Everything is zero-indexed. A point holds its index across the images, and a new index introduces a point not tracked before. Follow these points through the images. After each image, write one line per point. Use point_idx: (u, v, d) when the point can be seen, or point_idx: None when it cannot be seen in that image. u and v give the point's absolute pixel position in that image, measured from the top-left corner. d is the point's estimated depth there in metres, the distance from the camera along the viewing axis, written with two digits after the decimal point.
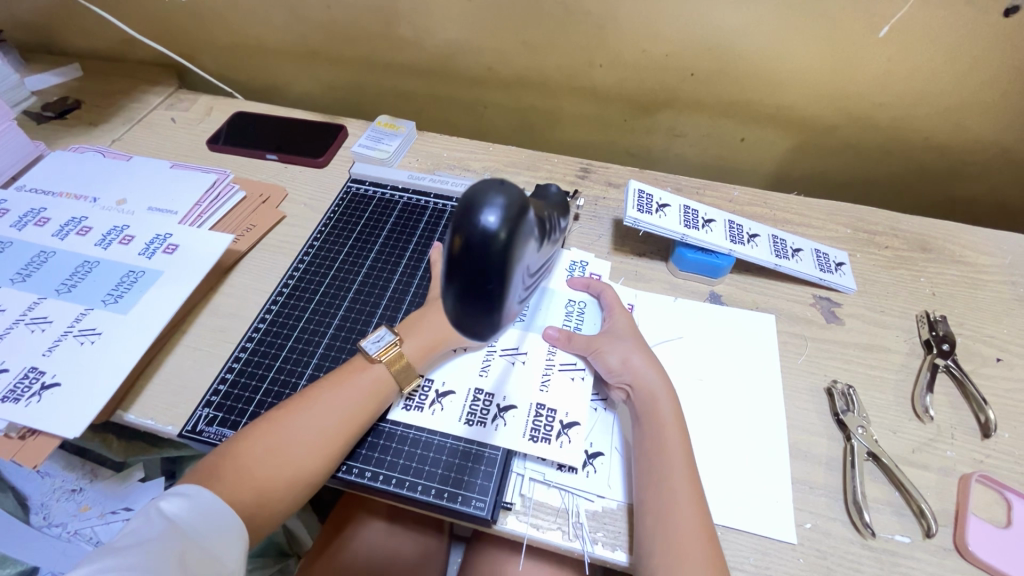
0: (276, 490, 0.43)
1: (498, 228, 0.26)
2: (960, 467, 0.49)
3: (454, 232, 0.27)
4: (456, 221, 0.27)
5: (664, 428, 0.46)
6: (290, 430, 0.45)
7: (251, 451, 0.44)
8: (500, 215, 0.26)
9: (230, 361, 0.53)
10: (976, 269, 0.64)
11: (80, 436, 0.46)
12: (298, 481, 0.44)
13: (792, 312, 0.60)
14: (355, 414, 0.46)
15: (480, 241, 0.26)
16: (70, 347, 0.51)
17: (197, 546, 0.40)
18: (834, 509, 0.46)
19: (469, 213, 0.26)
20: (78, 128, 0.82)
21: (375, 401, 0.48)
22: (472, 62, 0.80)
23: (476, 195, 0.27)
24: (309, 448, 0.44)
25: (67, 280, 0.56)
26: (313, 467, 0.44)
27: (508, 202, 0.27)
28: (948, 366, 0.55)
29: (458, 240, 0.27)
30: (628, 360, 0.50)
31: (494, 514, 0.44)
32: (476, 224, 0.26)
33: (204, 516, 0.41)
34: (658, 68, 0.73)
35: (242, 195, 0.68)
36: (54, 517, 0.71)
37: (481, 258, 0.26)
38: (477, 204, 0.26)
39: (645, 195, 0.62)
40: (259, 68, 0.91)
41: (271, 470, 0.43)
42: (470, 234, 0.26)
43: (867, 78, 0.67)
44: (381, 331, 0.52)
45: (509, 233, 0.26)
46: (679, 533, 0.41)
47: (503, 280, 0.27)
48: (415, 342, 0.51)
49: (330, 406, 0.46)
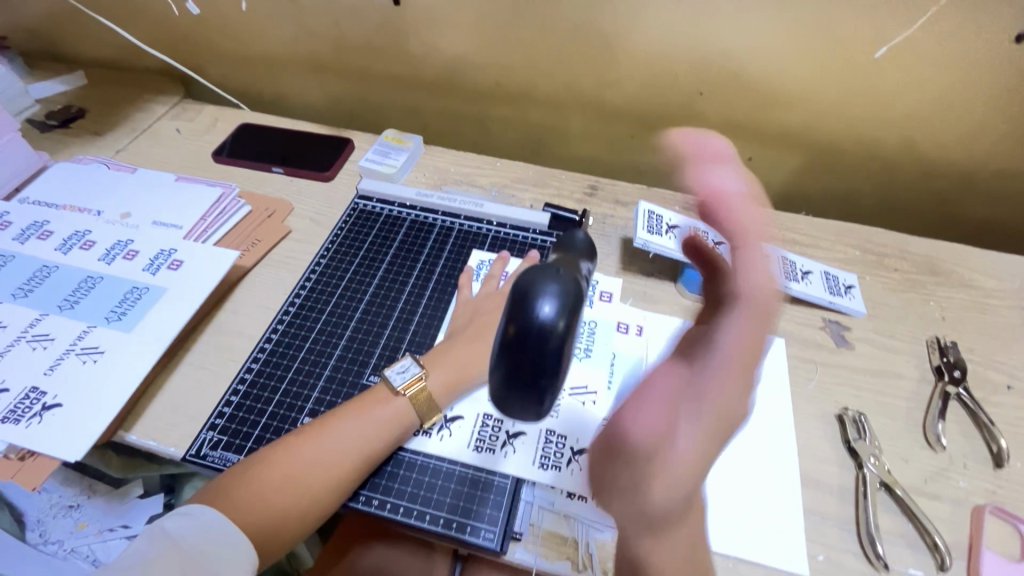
0: (289, 522, 0.43)
1: (555, 319, 0.27)
2: (973, 499, 0.48)
3: (509, 320, 0.28)
4: (510, 309, 0.28)
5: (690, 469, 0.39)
6: (306, 462, 0.44)
7: (266, 480, 0.43)
8: (557, 307, 0.27)
9: (235, 382, 0.52)
10: (985, 293, 0.64)
11: (81, 459, 0.46)
12: (313, 513, 0.43)
13: (801, 336, 0.59)
14: (373, 445, 0.46)
15: (538, 332, 0.27)
16: (72, 365, 0.50)
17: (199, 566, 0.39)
18: (846, 541, 0.46)
19: (526, 302, 0.28)
20: (81, 137, 0.81)
21: (393, 433, 0.47)
22: (480, 77, 0.80)
23: (532, 285, 0.28)
24: (326, 482, 0.43)
25: (70, 296, 0.55)
26: (329, 501, 0.44)
27: (564, 294, 0.28)
28: (959, 394, 0.54)
29: (514, 328, 0.28)
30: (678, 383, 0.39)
31: (503, 544, 0.44)
32: (534, 315, 0.27)
33: (206, 537, 0.40)
34: (667, 86, 0.73)
35: (248, 209, 0.68)
36: (51, 534, 0.69)
37: (537, 349, 0.27)
38: (534, 295, 0.28)
39: (654, 216, 0.62)
40: (265, 79, 0.90)
41: (285, 502, 0.43)
42: (528, 324, 0.27)
43: (876, 100, 0.67)
44: (406, 362, 0.51)
45: (565, 324, 0.27)
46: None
47: (555, 369, 0.28)
48: (440, 374, 0.50)
49: (349, 437, 0.45)
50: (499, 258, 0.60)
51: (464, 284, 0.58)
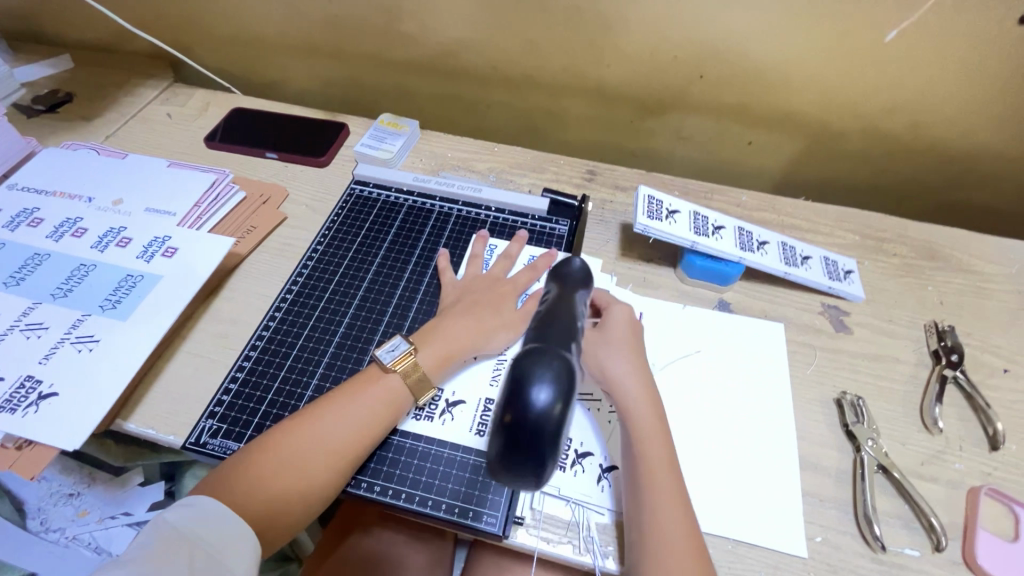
0: (288, 506, 0.43)
1: (551, 405, 0.27)
2: (968, 480, 0.49)
3: (506, 408, 0.28)
4: (507, 397, 0.28)
5: (643, 437, 0.46)
6: (303, 445, 0.44)
7: (263, 465, 0.43)
8: (549, 394, 0.27)
9: (233, 370, 0.52)
10: (983, 277, 0.64)
11: (80, 447, 0.45)
12: (311, 495, 0.43)
13: (800, 321, 0.60)
14: (370, 428, 0.45)
15: (534, 422, 0.27)
16: (67, 355, 0.50)
17: (206, 554, 0.38)
18: (844, 522, 0.46)
19: (519, 393, 0.28)
20: (69, 122, 0.80)
21: (388, 413, 0.46)
22: (477, 60, 0.78)
23: (526, 376, 0.28)
24: (321, 464, 0.43)
25: (63, 284, 0.54)
26: (325, 482, 0.43)
27: (555, 378, 0.28)
28: (957, 377, 0.55)
29: (509, 417, 0.28)
30: (607, 368, 0.49)
31: (505, 529, 0.44)
32: (528, 404, 0.27)
33: (210, 524, 0.39)
34: (666, 70, 0.72)
35: (242, 195, 0.67)
36: (52, 522, 0.69)
37: (533, 436, 0.28)
38: (527, 382, 0.28)
39: (654, 200, 0.61)
40: (257, 62, 0.88)
41: (282, 486, 0.43)
42: (522, 415, 0.27)
43: (879, 84, 0.67)
44: (396, 340, 0.50)
45: (561, 408, 0.28)
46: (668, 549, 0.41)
47: (555, 445, 0.28)
48: (431, 350, 0.49)
49: (343, 417, 0.45)
50: (478, 237, 0.61)
51: (446, 268, 0.58)
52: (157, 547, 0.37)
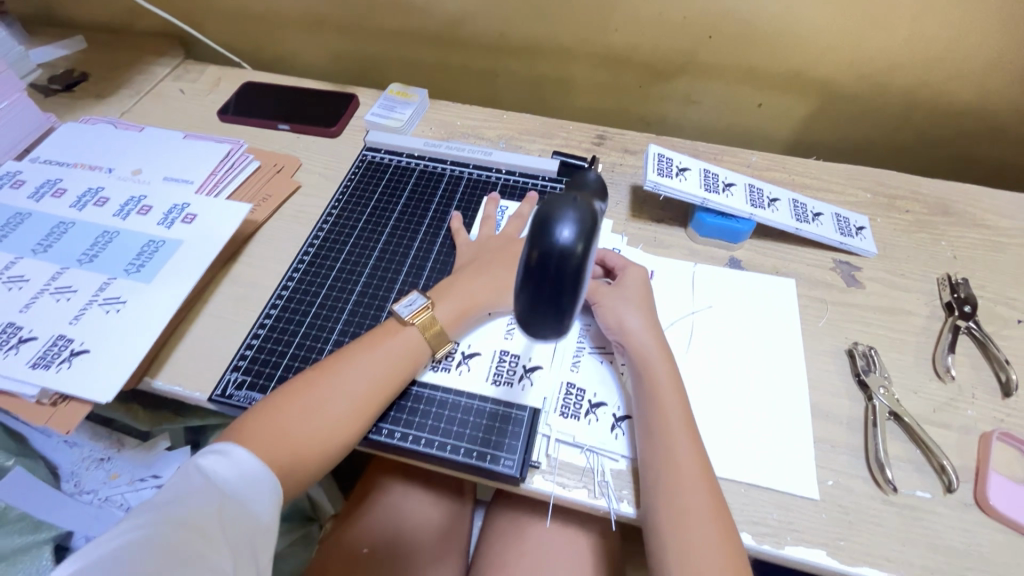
0: (310, 451, 0.44)
1: (575, 242, 0.26)
2: (981, 426, 0.49)
3: (532, 246, 0.27)
4: (533, 236, 0.27)
5: (659, 383, 0.47)
6: (326, 389, 0.46)
7: (288, 410, 0.45)
8: (576, 231, 0.26)
9: (255, 327, 0.54)
10: (997, 232, 0.63)
11: (111, 400, 0.47)
12: (333, 440, 0.45)
13: (812, 276, 0.60)
14: (389, 376, 0.47)
15: (558, 256, 0.26)
16: (96, 315, 0.51)
17: (234, 498, 0.40)
18: (856, 466, 0.47)
19: (546, 229, 0.27)
20: (86, 100, 0.81)
21: (407, 363, 0.48)
22: (484, 28, 0.78)
23: (551, 213, 0.27)
24: (342, 408, 0.45)
25: (89, 250, 0.56)
26: (348, 427, 0.45)
27: (583, 218, 0.27)
28: (970, 327, 0.55)
29: (537, 254, 0.27)
30: (623, 321, 0.50)
31: (522, 472, 0.45)
32: (552, 240, 0.26)
33: (240, 472, 0.41)
34: (675, 31, 0.71)
35: (256, 164, 0.68)
36: (85, 484, 0.72)
37: (558, 272, 0.27)
38: (554, 219, 0.27)
39: (664, 159, 0.61)
40: (266, 37, 0.89)
41: (306, 430, 0.44)
42: (547, 250, 0.26)
43: (892, 38, 0.66)
44: (413, 297, 0.51)
45: (585, 247, 0.27)
46: (682, 488, 0.42)
47: (577, 287, 0.28)
48: (446, 306, 0.50)
49: (364, 366, 0.47)
50: (491, 199, 0.61)
51: (460, 229, 0.59)
52: (188, 490, 0.38)
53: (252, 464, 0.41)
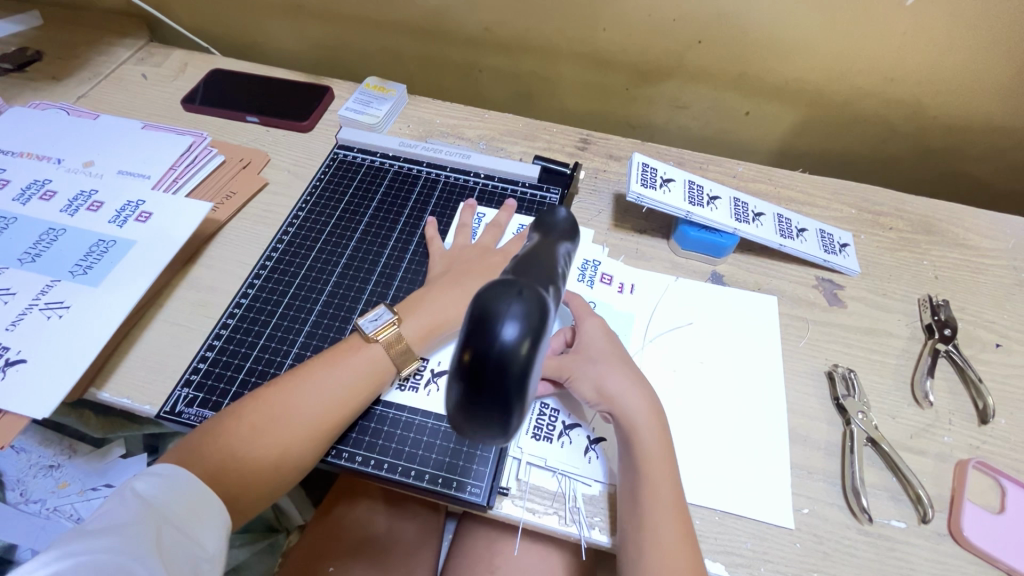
0: (260, 474, 0.41)
1: (519, 341, 0.24)
2: (957, 454, 0.49)
3: (467, 344, 0.25)
4: (472, 331, 0.25)
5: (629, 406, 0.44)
6: (277, 410, 0.43)
7: (236, 430, 0.42)
8: (519, 330, 0.24)
9: (211, 338, 0.50)
10: (978, 252, 0.63)
11: (49, 416, 0.44)
12: (287, 465, 0.42)
13: (794, 294, 0.59)
14: (347, 397, 0.44)
15: (497, 358, 0.24)
16: (36, 321, 0.48)
17: (178, 527, 0.37)
18: (832, 494, 0.46)
19: (483, 327, 0.24)
20: (39, 82, 0.76)
21: (369, 385, 0.45)
22: (467, 21, 0.75)
23: (491, 306, 0.24)
24: (295, 431, 0.42)
25: (31, 249, 0.52)
26: (303, 452, 0.42)
27: (527, 313, 0.24)
28: (949, 352, 0.54)
29: (474, 353, 0.24)
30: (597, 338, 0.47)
31: (490, 499, 0.43)
32: (492, 339, 0.24)
33: (184, 496, 0.38)
34: (663, 34, 0.69)
35: (221, 159, 0.64)
36: (32, 493, 0.68)
37: (498, 376, 0.24)
38: (493, 316, 0.24)
39: (648, 169, 0.59)
40: (238, 21, 0.84)
41: (255, 452, 0.41)
42: (486, 349, 0.24)
43: (882, 50, 0.64)
44: (379, 310, 0.49)
45: (529, 346, 0.24)
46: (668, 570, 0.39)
47: (522, 388, 0.25)
48: (416, 323, 0.47)
49: (321, 388, 0.44)
50: (468, 206, 0.59)
51: (434, 238, 0.56)
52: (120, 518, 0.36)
53: (197, 487, 0.39)
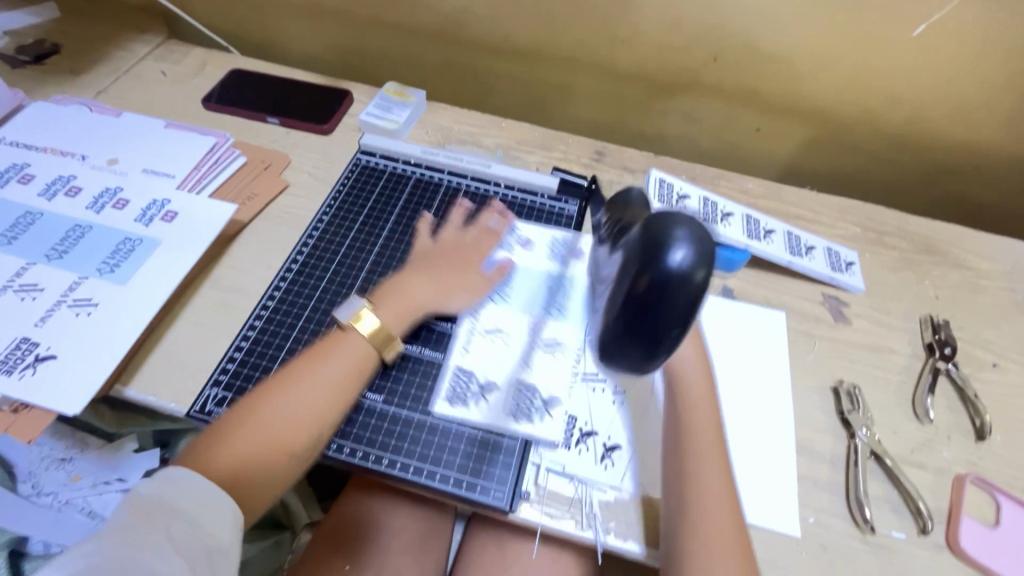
0: (263, 472, 0.42)
1: (689, 268, 0.31)
2: (955, 469, 0.51)
3: (642, 271, 0.31)
4: (643, 262, 0.31)
5: (693, 403, 0.46)
6: (276, 410, 0.44)
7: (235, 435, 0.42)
8: (686, 256, 0.31)
9: (238, 338, 0.51)
10: (978, 274, 0.65)
11: (79, 412, 0.44)
12: (290, 458, 0.43)
13: (801, 310, 0.60)
14: (340, 385, 0.46)
15: (676, 280, 0.31)
16: (65, 317, 0.48)
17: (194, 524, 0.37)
18: (837, 505, 0.48)
19: (657, 254, 0.31)
20: (57, 75, 0.76)
21: (359, 369, 0.47)
22: (488, 31, 0.76)
23: (663, 235, 0.31)
24: (294, 423, 0.44)
25: (58, 244, 0.53)
26: (308, 433, 0.44)
27: (692, 245, 0.31)
28: (949, 370, 0.56)
29: (648, 281, 0.31)
30: None
31: (511, 504, 0.45)
32: (665, 266, 0.31)
33: (193, 495, 0.38)
34: (680, 50, 0.71)
35: (242, 160, 0.65)
36: (44, 486, 0.68)
37: (668, 295, 0.31)
38: (665, 245, 0.31)
39: (665, 184, 0.61)
40: (256, 21, 0.85)
41: (259, 453, 0.42)
42: (659, 275, 0.31)
43: (891, 73, 0.67)
44: (352, 298, 0.51)
45: (698, 273, 0.31)
46: (700, 522, 0.41)
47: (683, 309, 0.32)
48: (389, 310, 0.51)
49: (316, 374, 0.46)
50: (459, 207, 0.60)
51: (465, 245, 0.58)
52: (131, 522, 0.36)
53: (204, 484, 0.39)
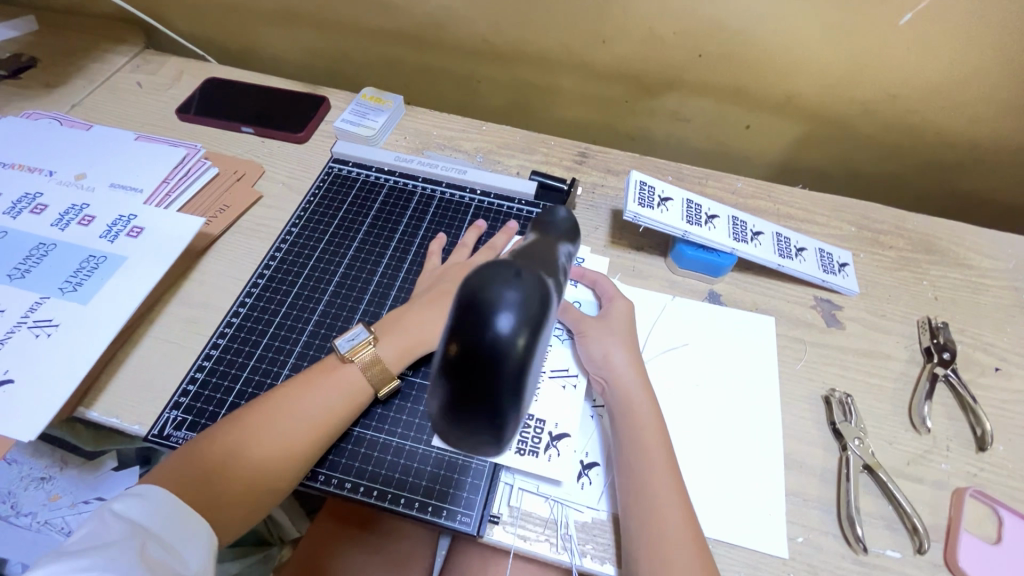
0: (231, 501, 0.41)
1: (515, 334, 0.18)
2: (954, 481, 0.48)
3: (453, 334, 0.19)
4: (457, 318, 0.19)
5: (642, 423, 0.45)
6: (251, 439, 0.42)
7: (211, 459, 0.41)
8: (514, 320, 0.18)
9: (201, 358, 0.50)
10: (979, 272, 0.62)
11: (35, 438, 0.43)
12: (267, 489, 0.42)
13: (791, 314, 0.58)
14: (323, 420, 0.44)
15: (490, 354, 0.18)
16: (24, 339, 0.47)
17: (160, 541, 0.36)
18: (827, 523, 0.46)
19: (473, 315, 0.18)
20: (32, 90, 0.75)
21: (349, 404, 0.45)
22: (466, 32, 0.74)
23: (482, 289, 0.18)
24: (270, 457, 0.42)
25: (21, 264, 0.52)
26: (283, 471, 0.42)
27: (525, 299, 0.18)
28: (948, 376, 0.53)
29: (458, 346, 0.18)
30: (610, 355, 0.48)
31: (480, 528, 0.43)
32: (481, 332, 0.18)
33: (163, 513, 0.38)
34: (663, 47, 0.68)
35: (214, 171, 0.64)
36: (23, 506, 0.69)
37: (486, 374, 0.18)
38: (482, 300, 0.18)
39: (646, 187, 0.59)
40: (234, 29, 0.83)
41: (231, 484, 0.41)
42: (475, 342, 0.18)
43: (884, 66, 0.63)
44: (356, 329, 0.48)
45: (528, 341, 0.18)
46: (665, 542, 0.40)
47: (519, 395, 0.19)
48: (393, 346, 0.47)
49: (303, 405, 0.44)
50: (476, 227, 0.58)
51: (434, 252, 0.56)
52: (100, 535, 0.35)
53: (176, 502, 0.39)
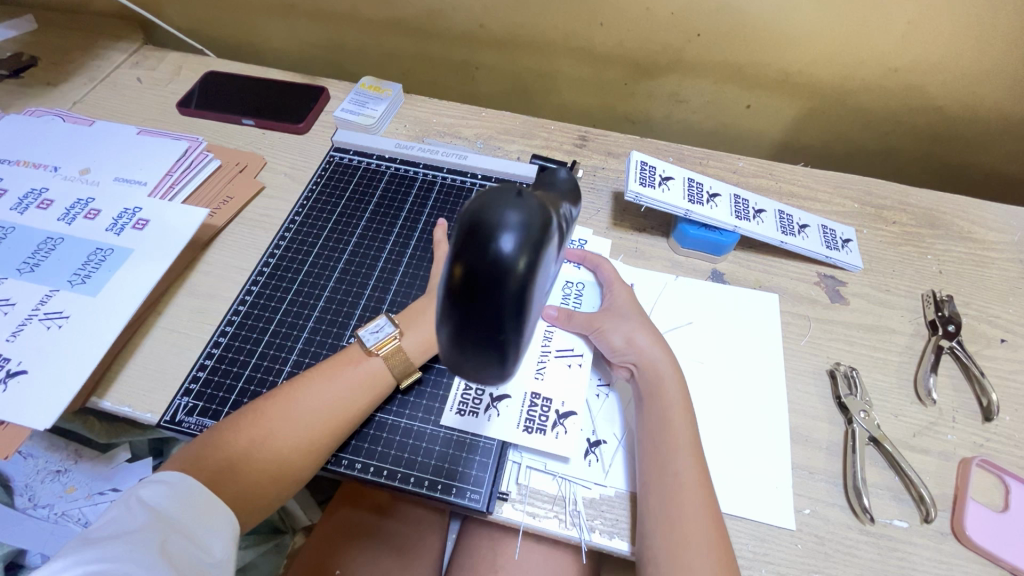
0: (258, 486, 0.42)
1: (517, 256, 0.20)
2: (961, 452, 0.48)
3: (458, 256, 0.21)
4: (461, 243, 0.21)
5: (668, 404, 0.45)
6: (276, 426, 0.43)
7: (235, 448, 0.42)
8: (515, 242, 0.20)
9: (209, 346, 0.51)
10: (983, 245, 0.62)
11: (50, 427, 0.44)
12: (291, 475, 0.43)
13: (795, 291, 0.58)
14: (345, 407, 0.45)
15: (493, 272, 0.20)
16: (36, 331, 0.48)
17: (183, 533, 0.37)
18: (834, 494, 0.46)
19: (477, 237, 0.20)
20: (34, 88, 0.76)
21: (370, 392, 0.46)
22: (462, 19, 0.74)
23: (485, 214, 0.21)
24: (295, 444, 0.43)
25: (30, 258, 0.52)
26: (307, 458, 0.43)
27: (525, 223, 0.21)
28: (953, 348, 0.53)
29: (462, 268, 0.21)
30: (633, 339, 0.48)
31: (488, 505, 0.43)
32: (484, 252, 0.20)
33: (185, 503, 0.38)
34: (660, 28, 0.68)
35: (217, 163, 0.64)
36: (40, 498, 0.70)
37: (489, 291, 0.21)
38: (486, 224, 0.20)
39: (647, 167, 0.59)
40: (231, 22, 0.83)
41: (257, 470, 0.42)
42: (479, 263, 0.20)
43: (884, 42, 0.63)
44: (380, 321, 0.50)
45: (528, 262, 0.21)
46: (683, 514, 0.40)
47: (520, 314, 0.22)
48: (413, 338, 0.49)
49: (327, 390, 0.45)
50: None
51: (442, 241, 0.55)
52: (126, 524, 0.36)
53: (201, 493, 0.39)
